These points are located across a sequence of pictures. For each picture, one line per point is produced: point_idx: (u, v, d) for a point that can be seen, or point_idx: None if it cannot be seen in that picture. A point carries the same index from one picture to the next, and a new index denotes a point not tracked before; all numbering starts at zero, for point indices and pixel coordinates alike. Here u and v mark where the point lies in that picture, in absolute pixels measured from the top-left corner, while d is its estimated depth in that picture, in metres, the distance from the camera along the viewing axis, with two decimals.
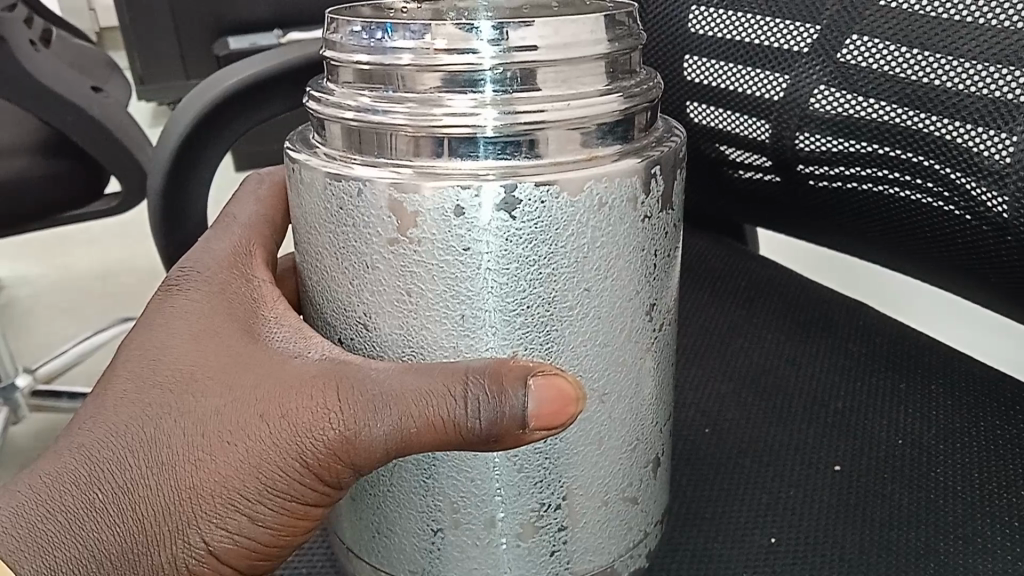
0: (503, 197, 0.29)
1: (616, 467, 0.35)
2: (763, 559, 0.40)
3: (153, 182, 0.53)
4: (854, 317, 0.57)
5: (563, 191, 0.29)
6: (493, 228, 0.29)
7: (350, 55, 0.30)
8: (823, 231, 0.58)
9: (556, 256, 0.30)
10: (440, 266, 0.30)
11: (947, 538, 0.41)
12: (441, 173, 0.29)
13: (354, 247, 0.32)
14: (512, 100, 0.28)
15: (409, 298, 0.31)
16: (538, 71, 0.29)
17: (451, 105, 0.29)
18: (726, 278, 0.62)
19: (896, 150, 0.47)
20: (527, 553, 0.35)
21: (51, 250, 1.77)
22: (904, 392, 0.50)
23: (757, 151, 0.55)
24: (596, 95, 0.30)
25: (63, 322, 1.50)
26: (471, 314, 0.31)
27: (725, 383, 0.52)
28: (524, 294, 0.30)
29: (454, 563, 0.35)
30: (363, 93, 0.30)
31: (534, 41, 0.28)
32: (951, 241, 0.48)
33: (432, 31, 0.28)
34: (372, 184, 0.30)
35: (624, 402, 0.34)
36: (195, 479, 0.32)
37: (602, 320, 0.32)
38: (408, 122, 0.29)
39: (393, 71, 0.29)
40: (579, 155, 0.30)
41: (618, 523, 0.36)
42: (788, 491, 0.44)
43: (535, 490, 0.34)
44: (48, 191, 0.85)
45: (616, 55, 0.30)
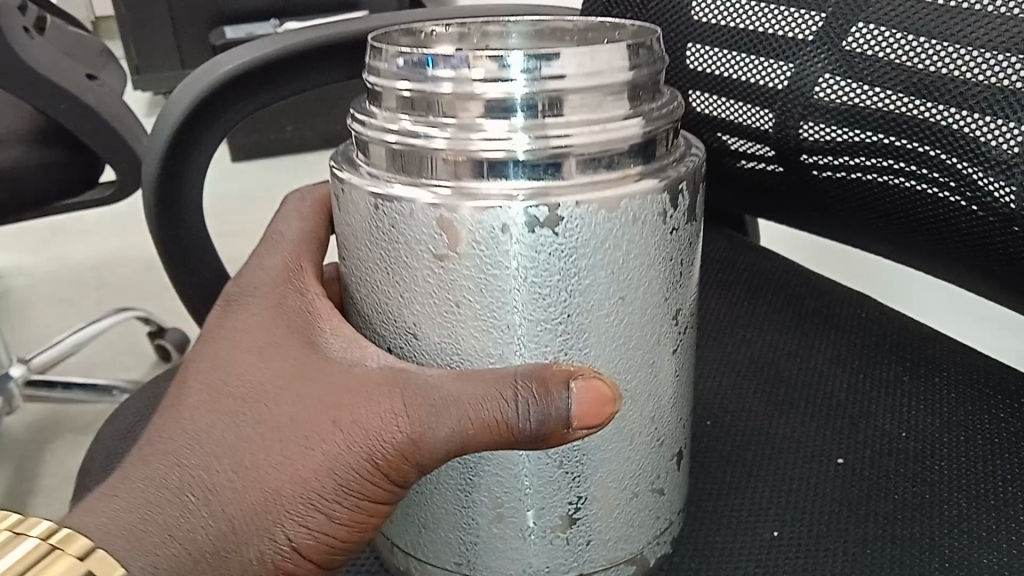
0: (542, 216, 0.29)
1: (646, 460, 0.35)
2: (767, 553, 0.40)
3: (148, 170, 0.52)
4: (857, 310, 0.56)
5: (601, 209, 0.29)
6: (538, 244, 0.29)
7: (392, 83, 0.29)
8: (826, 222, 0.57)
9: (596, 270, 0.30)
10: (486, 282, 0.30)
11: (952, 531, 0.40)
12: (480, 196, 0.29)
13: (395, 255, 0.31)
14: (545, 126, 0.28)
15: (454, 314, 0.31)
16: (570, 97, 0.28)
17: (487, 130, 0.28)
18: (727, 269, 0.61)
19: (902, 139, 0.47)
20: (561, 547, 0.34)
21: (45, 241, 1.76)
22: (908, 385, 0.50)
23: (760, 141, 0.55)
24: (612, 120, 0.29)
25: (58, 313, 1.49)
26: (515, 328, 0.31)
27: (728, 375, 0.52)
28: (563, 307, 0.30)
29: (491, 557, 0.35)
30: (403, 117, 0.30)
31: (569, 69, 0.28)
32: (956, 232, 0.48)
33: (472, 62, 0.28)
34: (416, 204, 0.29)
35: (656, 403, 0.34)
36: (275, 481, 0.32)
37: (633, 330, 0.32)
38: (448, 146, 0.28)
39: (432, 99, 0.28)
40: (614, 177, 0.29)
41: (647, 512, 0.36)
42: (791, 484, 0.44)
43: (574, 484, 0.34)
44: (43, 181, 0.85)
45: (642, 78, 0.30)
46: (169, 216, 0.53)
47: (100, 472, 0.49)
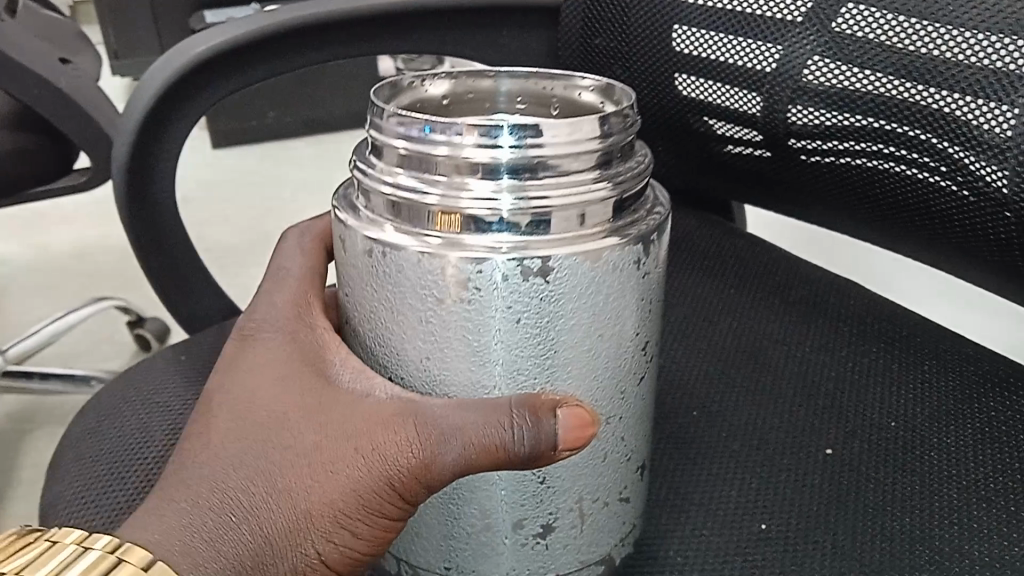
0: (521, 271, 0.29)
1: (612, 461, 0.34)
2: (754, 546, 0.39)
3: (118, 156, 0.51)
4: (845, 298, 0.55)
5: (587, 260, 0.29)
6: (532, 293, 0.29)
7: (390, 139, 0.29)
8: (814, 208, 0.56)
9: (583, 316, 0.31)
10: (479, 330, 0.30)
11: (944, 523, 0.40)
12: (467, 248, 0.29)
13: (389, 300, 0.31)
14: (528, 188, 0.28)
15: (447, 359, 0.31)
16: (554, 163, 0.28)
17: (473, 190, 0.28)
18: (712, 256, 0.60)
19: (892, 123, 0.46)
20: (526, 545, 0.34)
21: (22, 229, 1.72)
22: (897, 373, 0.49)
23: (747, 125, 0.54)
24: (588, 182, 0.29)
25: (36, 303, 1.46)
26: (506, 372, 0.31)
27: (715, 364, 0.51)
28: (542, 356, 0.31)
29: (458, 553, 0.34)
30: (398, 170, 0.30)
31: (557, 138, 0.28)
32: (946, 219, 0.47)
33: (467, 131, 0.28)
34: (406, 252, 0.30)
35: (632, 424, 0.34)
36: (306, 503, 0.32)
37: (608, 369, 0.32)
38: (438, 202, 0.29)
39: (424, 159, 0.29)
40: (595, 231, 0.30)
41: (617, 519, 0.36)
42: (779, 476, 0.43)
43: (552, 493, 0.34)
44: (14, 168, 0.82)
45: (623, 141, 0.30)
46: (139, 203, 0.51)
47: (69, 468, 0.47)
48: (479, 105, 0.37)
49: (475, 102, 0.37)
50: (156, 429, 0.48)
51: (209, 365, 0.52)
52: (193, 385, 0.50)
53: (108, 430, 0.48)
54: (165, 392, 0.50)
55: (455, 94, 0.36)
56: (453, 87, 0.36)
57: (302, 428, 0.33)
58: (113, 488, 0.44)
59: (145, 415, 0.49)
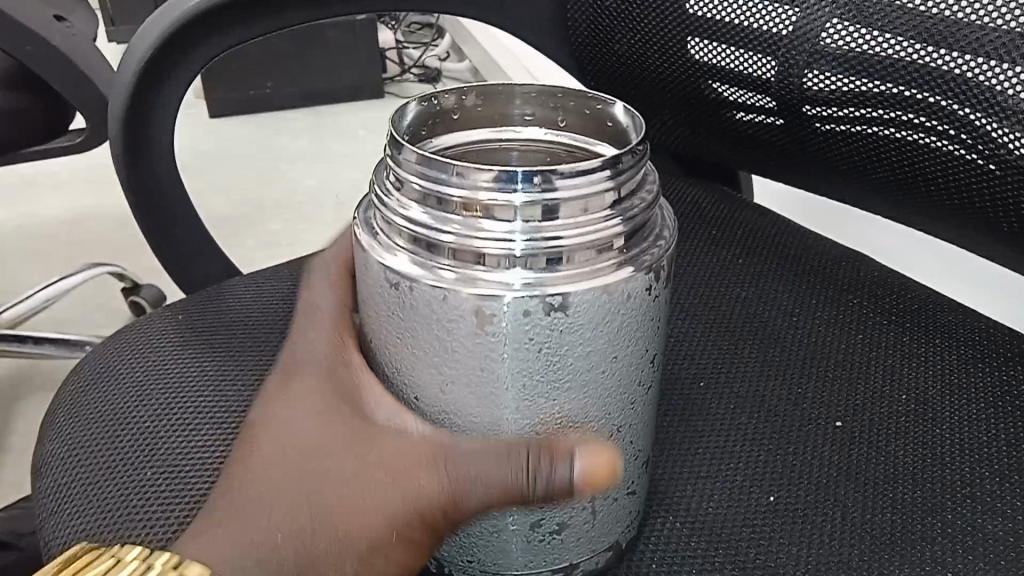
0: (538, 307, 0.28)
1: (625, 463, 0.33)
2: (762, 518, 0.38)
3: (115, 108, 0.49)
4: (856, 270, 0.54)
5: (603, 292, 0.28)
6: (547, 327, 0.28)
7: (407, 175, 0.28)
8: (826, 179, 0.55)
9: (598, 346, 0.30)
10: (494, 364, 0.29)
11: (956, 497, 0.39)
12: (481, 283, 0.28)
13: (405, 330, 0.30)
14: (542, 231, 0.27)
15: (460, 389, 0.30)
16: (566, 205, 0.27)
17: (488, 231, 0.27)
18: (720, 224, 0.59)
19: (913, 89, 0.45)
20: (541, 542, 0.33)
21: (17, 194, 1.70)
22: (909, 346, 0.48)
23: (761, 91, 0.52)
24: (600, 221, 0.28)
25: (30, 269, 1.45)
26: (518, 405, 0.30)
27: (723, 333, 0.49)
28: (555, 391, 0.30)
29: (475, 548, 0.33)
30: (413, 204, 0.28)
31: (570, 185, 0.27)
32: (963, 188, 0.46)
33: (483, 178, 0.26)
34: (419, 285, 0.29)
35: (641, 427, 0.33)
36: (341, 530, 0.31)
37: (621, 387, 0.31)
38: (454, 241, 0.28)
39: (439, 198, 0.27)
40: (609, 263, 0.29)
41: (623, 512, 0.34)
42: (788, 448, 0.42)
43: (568, 496, 0.32)
44: (9, 126, 0.80)
45: (635, 174, 0.29)
46: (135, 158, 0.50)
47: (63, 428, 0.46)
48: (489, 117, 0.34)
49: (485, 115, 0.34)
50: (150, 387, 0.47)
51: (205, 326, 0.50)
52: (188, 345, 0.49)
53: (101, 390, 0.47)
54: (159, 352, 0.49)
55: (464, 108, 0.34)
56: (462, 101, 0.34)
57: (334, 461, 0.33)
58: (106, 448, 0.44)
59: (139, 374, 0.48)
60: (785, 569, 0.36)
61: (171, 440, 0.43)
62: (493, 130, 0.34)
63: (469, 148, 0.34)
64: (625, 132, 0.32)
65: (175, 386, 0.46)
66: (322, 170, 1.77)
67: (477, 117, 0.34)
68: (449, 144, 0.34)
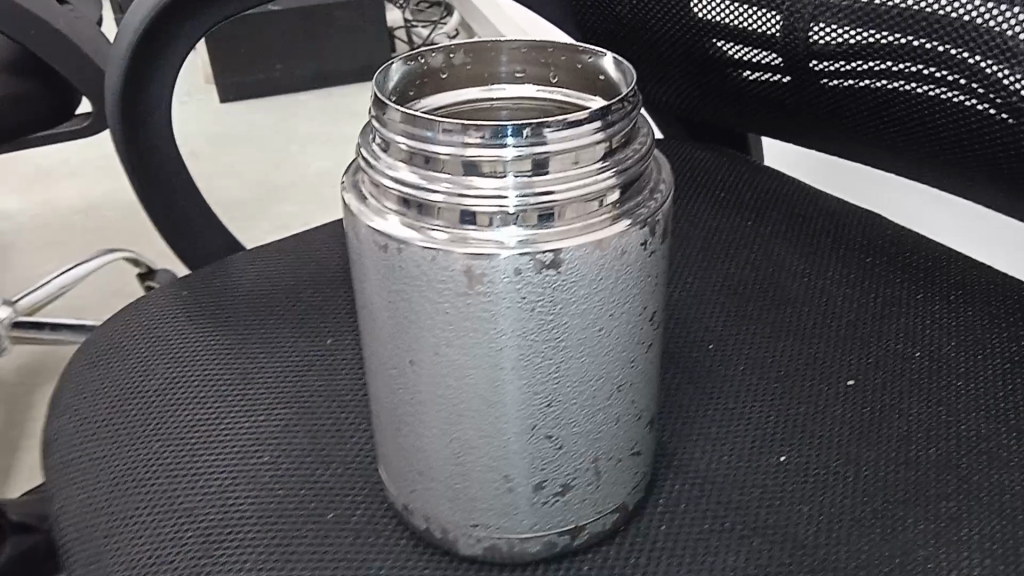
0: (531, 264, 0.27)
1: (626, 423, 0.33)
2: (772, 478, 0.38)
3: (111, 84, 0.49)
4: (867, 229, 0.53)
5: (597, 249, 0.28)
6: (540, 285, 0.28)
7: (392, 134, 0.27)
8: (836, 137, 0.54)
9: (591, 305, 0.29)
10: (487, 325, 0.29)
11: (970, 453, 0.38)
12: (473, 243, 0.27)
13: (396, 295, 0.30)
14: (533, 186, 0.26)
15: (453, 355, 0.29)
16: (556, 159, 0.26)
17: (478, 188, 0.26)
18: (728, 188, 0.58)
19: (920, 39, 0.44)
20: (546, 504, 0.32)
21: (31, 183, 1.71)
22: (922, 302, 0.47)
23: (766, 48, 0.51)
24: (593, 174, 0.27)
25: (47, 258, 1.46)
26: (513, 368, 0.29)
27: (731, 295, 0.49)
28: (551, 351, 0.29)
29: (478, 511, 0.33)
30: (400, 164, 0.28)
31: (560, 139, 0.26)
32: (975, 140, 0.45)
33: (470, 133, 0.26)
34: (410, 247, 0.28)
35: (642, 387, 0.33)
36: None
37: (619, 346, 0.31)
38: (443, 200, 0.27)
39: (426, 156, 0.27)
40: (603, 217, 0.28)
41: (627, 474, 0.34)
42: (798, 408, 0.41)
43: (570, 459, 0.32)
44: (16, 112, 0.80)
45: (628, 127, 0.28)
46: (134, 134, 0.50)
47: (71, 405, 0.46)
48: (477, 75, 0.34)
49: (473, 73, 0.33)
50: (156, 363, 0.46)
51: (210, 301, 0.50)
52: (193, 320, 0.49)
53: (108, 366, 0.47)
54: (164, 327, 0.49)
55: (452, 68, 0.33)
56: (450, 60, 0.33)
57: None
58: (113, 423, 0.44)
59: (144, 350, 0.48)
60: (796, 528, 0.35)
61: (177, 414, 0.43)
62: (482, 89, 0.34)
63: (459, 108, 0.33)
64: (616, 86, 0.31)
65: (180, 361, 0.46)
66: (334, 151, 1.77)
67: (465, 76, 0.33)
68: (438, 104, 0.33)
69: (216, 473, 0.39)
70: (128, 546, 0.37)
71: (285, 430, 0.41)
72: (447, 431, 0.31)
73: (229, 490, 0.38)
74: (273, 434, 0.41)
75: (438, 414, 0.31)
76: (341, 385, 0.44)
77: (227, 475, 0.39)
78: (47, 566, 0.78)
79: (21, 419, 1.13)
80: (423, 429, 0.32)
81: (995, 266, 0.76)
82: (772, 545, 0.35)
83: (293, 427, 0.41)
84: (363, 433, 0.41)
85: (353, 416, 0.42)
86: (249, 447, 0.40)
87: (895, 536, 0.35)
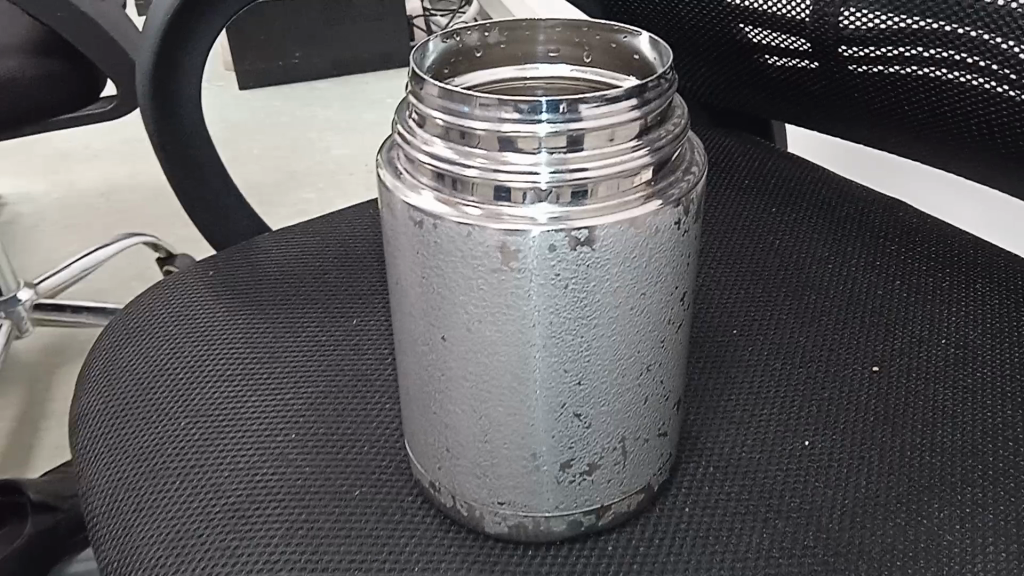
0: (565, 241, 0.27)
1: (654, 403, 0.33)
2: (797, 462, 0.38)
3: (142, 63, 0.49)
4: (893, 216, 0.53)
5: (630, 227, 0.28)
6: (574, 262, 0.28)
7: (428, 109, 0.27)
8: (863, 124, 0.53)
9: (623, 283, 0.29)
10: (519, 301, 0.29)
11: (997, 441, 0.38)
12: (507, 219, 0.27)
13: (429, 272, 0.30)
14: (568, 163, 0.26)
15: (484, 331, 0.30)
16: (591, 136, 0.26)
17: (513, 164, 0.27)
18: (752, 174, 0.57)
19: (952, 24, 0.43)
20: (572, 483, 0.33)
21: (53, 167, 1.72)
22: (949, 290, 0.47)
23: (794, 33, 0.51)
24: (628, 152, 0.27)
25: (68, 241, 1.47)
26: (545, 344, 0.29)
27: (756, 280, 0.48)
28: (582, 328, 0.29)
29: (505, 489, 0.33)
30: (435, 139, 0.28)
31: (596, 115, 0.26)
32: (1006, 127, 0.44)
33: (506, 108, 0.26)
34: (444, 223, 0.28)
35: (670, 368, 0.33)
36: None
37: (649, 324, 0.31)
38: (478, 175, 0.27)
39: (462, 132, 0.27)
40: (636, 195, 0.28)
41: (653, 454, 0.34)
42: (824, 393, 0.41)
43: (597, 437, 0.32)
44: (44, 93, 0.81)
45: (663, 105, 0.28)
46: (163, 113, 0.50)
47: (99, 380, 0.47)
48: (512, 55, 0.34)
49: (507, 52, 0.34)
50: (183, 341, 0.47)
51: (236, 281, 0.51)
52: (219, 299, 0.49)
53: (135, 343, 0.48)
54: (190, 306, 0.49)
55: (487, 46, 0.33)
56: (486, 38, 0.33)
57: None
58: (141, 399, 0.44)
59: (171, 327, 0.48)
60: (821, 511, 0.35)
61: (204, 391, 0.43)
62: (516, 68, 0.33)
63: (493, 85, 0.33)
64: (651, 66, 0.31)
65: (207, 339, 0.46)
66: (352, 139, 1.77)
67: (500, 54, 0.33)
68: (472, 81, 0.33)
69: (244, 450, 0.40)
70: (156, 520, 0.38)
71: (311, 408, 0.41)
72: (477, 408, 0.31)
73: (256, 466, 0.39)
74: (299, 411, 0.41)
75: (468, 390, 0.31)
76: (367, 365, 0.44)
77: (254, 451, 0.40)
78: (69, 544, 0.79)
79: (42, 400, 1.14)
80: (452, 405, 0.32)
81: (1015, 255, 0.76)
82: (796, 528, 0.35)
83: (318, 405, 0.41)
84: (389, 412, 0.41)
85: (378, 396, 0.42)
86: (275, 424, 0.41)
87: (921, 521, 0.35)
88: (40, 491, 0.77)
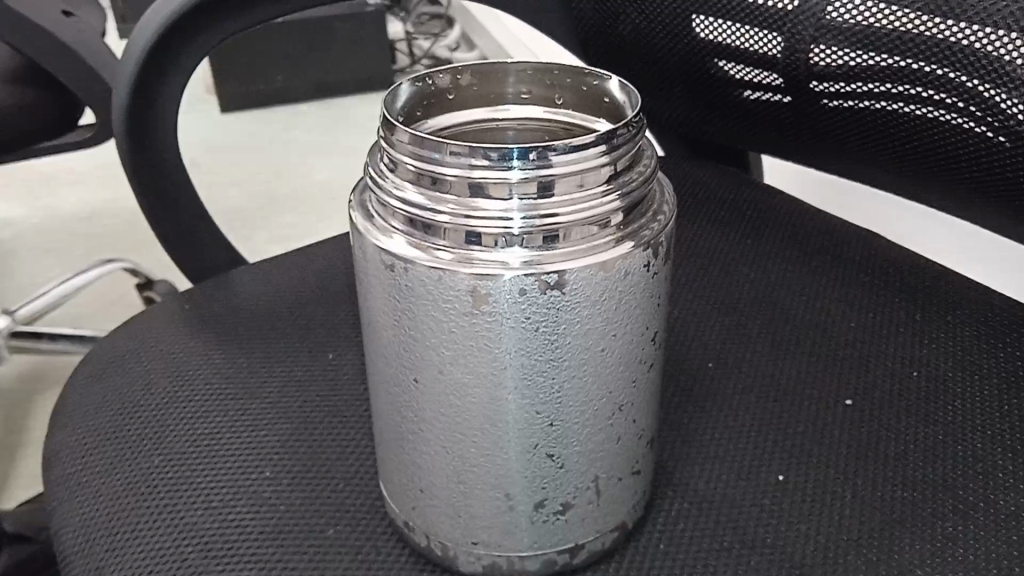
0: (536, 285, 0.28)
1: (626, 442, 0.33)
2: (772, 498, 0.38)
3: (116, 98, 0.49)
4: (865, 247, 0.54)
5: (599, 270, 0.28)
6: (545, 304, 0.28)
7: (400, 156, 0.28)
8: (835, 157, 0.54)
9: (593, 323, 0.29)
10: (492, 344, 0.29)
11: (968, 474, 0.39)
12: (478, 264, 0.28)
13: (401, 314, 0.30)
14: (538, 209, 0.27)
15: (456, 372, 0.30)
16: (560, 182, 0.26)
17: (484, 210, 0.27)
18: (726, 205, 0.58)
19: (919, 61, 0.44)
20: (546, 522, 0.33)
21: (31, 191, 1.71)
22: (920, 322, 0.47)
23: (766, 68, 0.52)
24: (597, 196, 0.27)
25: (46, 267, 1.46)
26: (517, 386, 0.30)
27: (731, 312, 0.49)
28: (553, 370, 0.29)
29: (479, 529, 0.33)
30: (407, 185, 0.28)
31: (563, 163, 0.26)
32: (972, 161, 0.45)
33: (477, 156, 0.26)
34: (416, 267, 0.28)
35: (641, 405, 0.33)
36: None
37: (619, 364, 0.31)
38: (450, 220, 0.27)
39: (434, 178, 0.27)
40: (607, 239, 0.28)
41: (626, 491, 0.34)
42: (796, 427, 0.41)
43: (570, 475, 0.32)
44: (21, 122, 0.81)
45: (631, 150, 0.28)
46: (139, 149, 0.50)
47: (71, 418, 0.46)
48: (484, 96, 0.34)
49: (479, 93, 0.34)
50: (159, 378, 0.47)
51: (212, 316, 0.51)
52: (194, 333, 0.49)
53: (110, 380, 0.47)
54: (166, 341, 0.49)
55: (459, 88, 0.33)
56: (458, 80, 0.33)
57: None
58: (114, 437, 0.44)
59: (146, 364, 0.48)
60: (796, 547, 0.36)
61: (179, 428, 0.43)
62: (487, 110, 0.34)
63: (465, 129, 0.33)
64: (621, 109, 0.32)
65: (181, 376, 0.46)
66: (334, 163, 1.77)
67: (472, 95, 0.34)
68: (444, 125, 0.33)
69: (217, 489, 0.39)
70: (127, 561, 0.37)
71: (285, 445, 0.41)
72: (451, 449, 0.32)
73: (231, 504, 0.39)
74: (274, 449, 0.41)
75: (441, 432, 0.31)
76: (342, 401, 0.44)
77: (228, 490, 0.39)
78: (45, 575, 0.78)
79: (19, 428, 1.13)
80: (425, 446, 0.32)
81: (990, 283, 0.76)
82: (769, 564, 0.35)
83: (293, 443, 0.41)
84: (363, 450, 0.41)
85: (354, 433, 0.42)
86: (249, 461, 0.41)
87: (892, 557, 0.35)
88: (15, 520, 0.77)
